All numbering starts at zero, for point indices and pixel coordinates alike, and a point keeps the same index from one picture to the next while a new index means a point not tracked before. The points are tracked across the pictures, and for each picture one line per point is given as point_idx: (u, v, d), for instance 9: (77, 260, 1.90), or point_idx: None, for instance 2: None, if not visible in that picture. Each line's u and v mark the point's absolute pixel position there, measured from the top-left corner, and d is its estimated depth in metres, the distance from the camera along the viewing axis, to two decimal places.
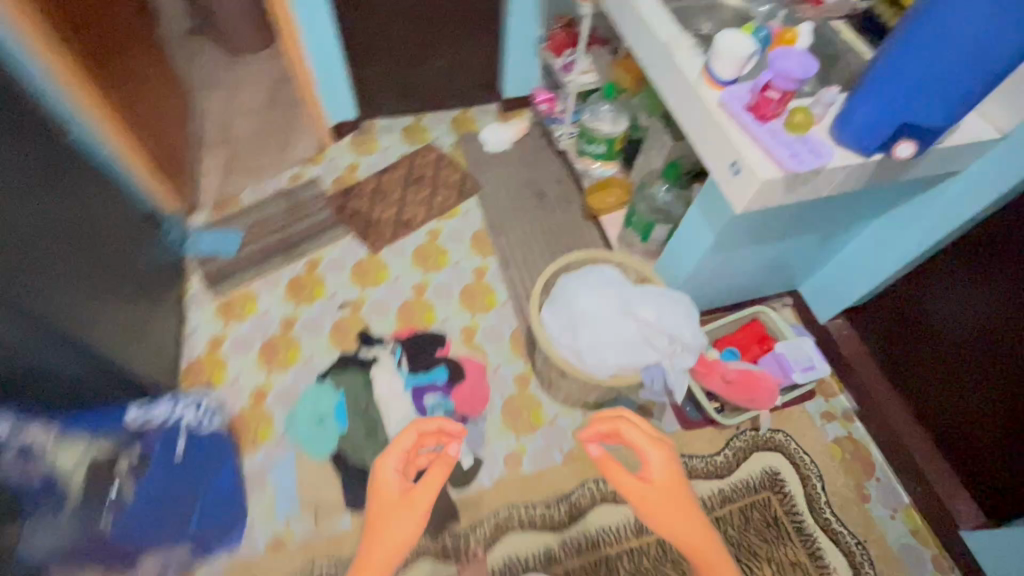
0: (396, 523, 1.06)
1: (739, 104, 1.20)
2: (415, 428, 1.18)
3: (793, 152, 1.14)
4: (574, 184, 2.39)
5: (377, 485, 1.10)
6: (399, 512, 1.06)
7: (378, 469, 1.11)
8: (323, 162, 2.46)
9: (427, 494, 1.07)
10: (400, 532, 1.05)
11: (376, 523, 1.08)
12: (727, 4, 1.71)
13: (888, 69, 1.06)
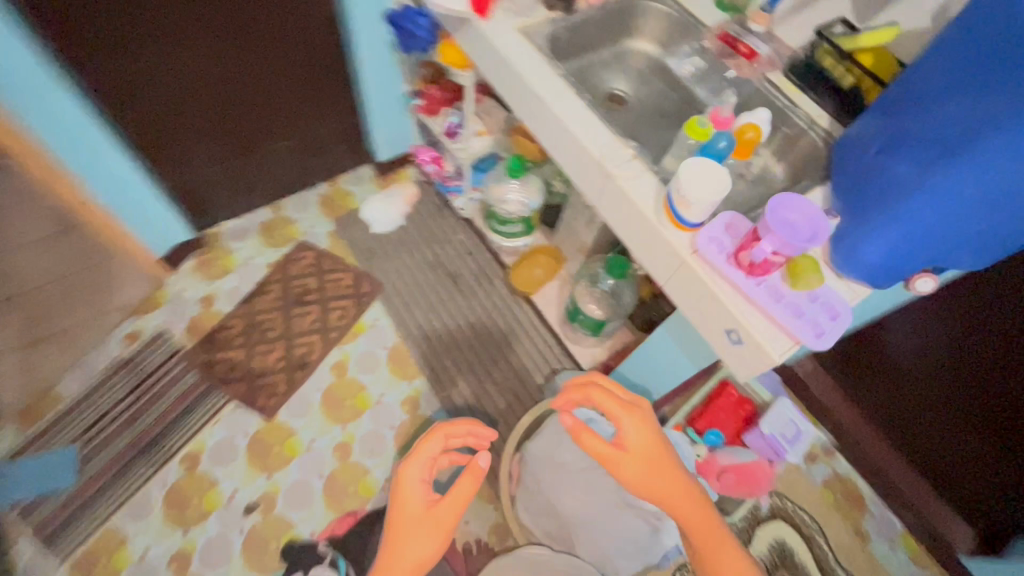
0: (406, 550, 0.95)
1: (723, 256, 0.92)
2: (441, 430, 1.02)
3: (802, 319, 0.88)
4: (490, 255, 2.01)
5: (415, 456, 1.00)
6: (417, 530, 0.96)
7: (403, 480, 0.98)
8: (163, 303, 1.86)
9: (452, 503, 0.97)
10: (421, 544, 0.95)
11: (396, 531, 0.97)
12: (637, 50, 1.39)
13: (901, 209, 0.84)
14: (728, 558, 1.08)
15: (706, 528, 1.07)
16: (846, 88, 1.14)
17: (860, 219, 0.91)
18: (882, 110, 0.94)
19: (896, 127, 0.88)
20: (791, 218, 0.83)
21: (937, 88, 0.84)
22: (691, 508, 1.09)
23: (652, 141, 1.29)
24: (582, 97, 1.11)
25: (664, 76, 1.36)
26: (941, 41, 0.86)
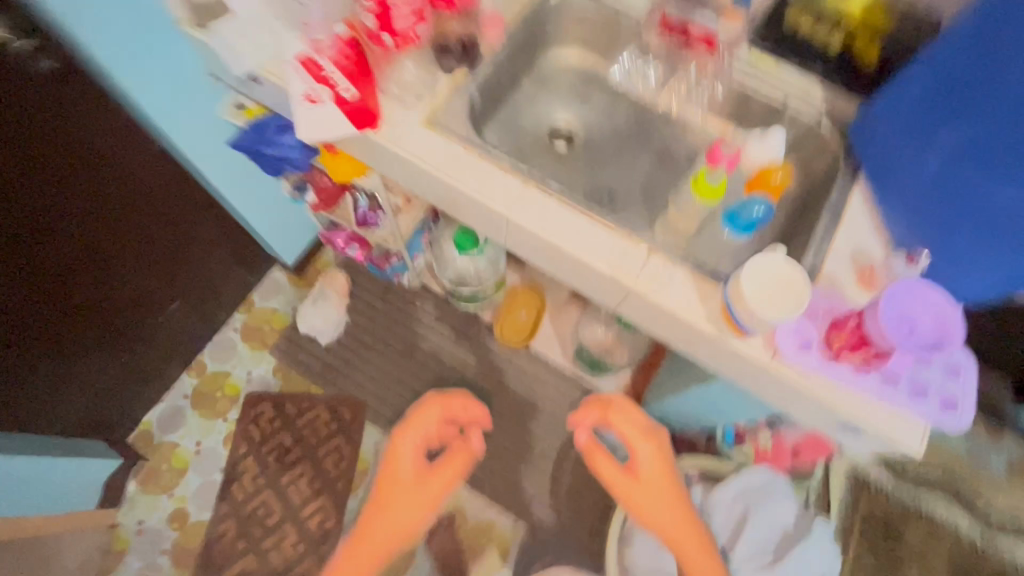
0: (373, 544, 0.94)
1: (816, 354, 0.75)
2: (439, 400, 1.06)
3: (928, 399, 0.73)
4: (467, 318, 1.72)
5: (395, 455, 0.99)
6: (393, 511, 0.95)
7: (402, 438, 1.00)
8: (132, 542, 1.55)
9: (441, 482, 0.98)
10: (405, 516, 0.95)
11: (381, 500, 0.97)
12: (563, 65, 1.11)
13: (1020, 236, 0.71)
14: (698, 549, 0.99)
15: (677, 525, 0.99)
16: (834, 56, 0.96)
17: (923, 244, 0.82)
18: (936, 95, 0.79)
19: (964, 133, 0.75)
20: (910, 311, 0.67)
21: (1013, 87, 0.69)
22: (666, 515, 0.99)
23: (630, 179, 1.05)
24: (549, 190, 0.85)
25: (606, 86, 1.10)
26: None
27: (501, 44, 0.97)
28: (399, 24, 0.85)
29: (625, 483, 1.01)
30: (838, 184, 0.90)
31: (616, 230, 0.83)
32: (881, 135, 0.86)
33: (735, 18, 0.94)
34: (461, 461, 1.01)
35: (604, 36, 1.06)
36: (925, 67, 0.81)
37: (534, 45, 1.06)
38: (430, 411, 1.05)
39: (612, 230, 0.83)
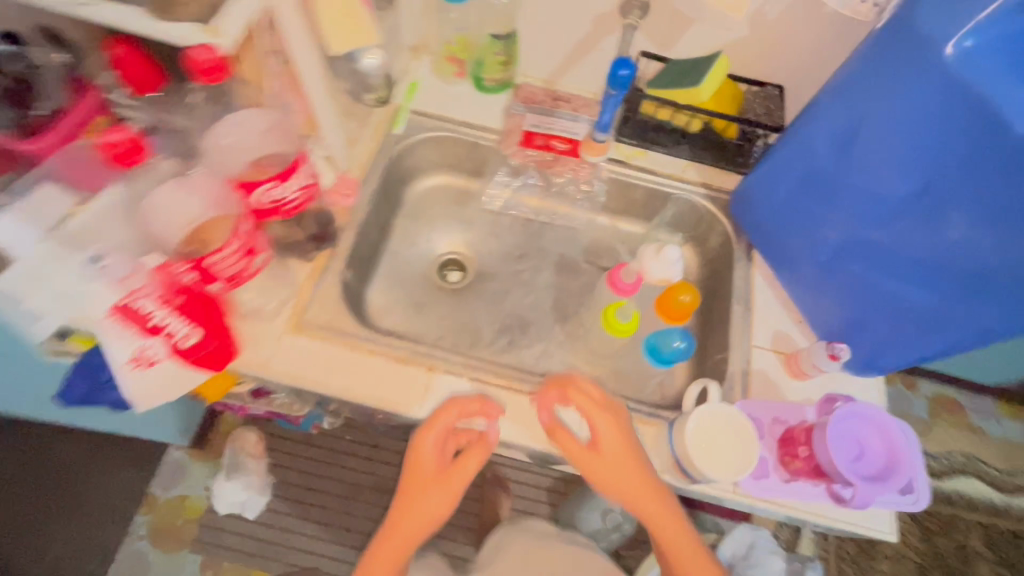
0: (391, 554, 0.71)
1: (774, 479, 0.71)
2: (458, 406, 0.71)
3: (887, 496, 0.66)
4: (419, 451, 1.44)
5: (416, 466, 0.71)
6: (405, 539, 0.71)
7: (422, 455, 0.71)
8: None
9: (443, 502, 0.70)
10: (433, 510, 0.70)
11: (411, 490, 0.71)
12: (432, 192, 1.04)
13: (930, 319, 0.69)
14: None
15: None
16: (696, 131, 0.94)
17: (837, 329, 0.80)
18: (806, 182, 0.76)
19: (851, 228, 0.72)
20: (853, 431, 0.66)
21: (891, 190, 0.66)
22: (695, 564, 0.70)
23: (538, 298, 0.98)
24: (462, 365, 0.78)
25: (483, 203, 1.04)
26: (912, 87, 0.60)
27: (360, 200, 0.88)
28: (225, 269, 0.67)
29: (630, 488, 0.68)
30: (737, 265, 0.90)
31: (542, 394, 0.77)
32: (767, 219, 0.84)
33: (596, 149, 0.93)
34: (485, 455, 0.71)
35: (468, 155, 1.00)
36: (794, 155, 0.77)
37: (395, 182, 0.98)
38: (446, 427, 0.71)
39: (538, 395, 0.77)
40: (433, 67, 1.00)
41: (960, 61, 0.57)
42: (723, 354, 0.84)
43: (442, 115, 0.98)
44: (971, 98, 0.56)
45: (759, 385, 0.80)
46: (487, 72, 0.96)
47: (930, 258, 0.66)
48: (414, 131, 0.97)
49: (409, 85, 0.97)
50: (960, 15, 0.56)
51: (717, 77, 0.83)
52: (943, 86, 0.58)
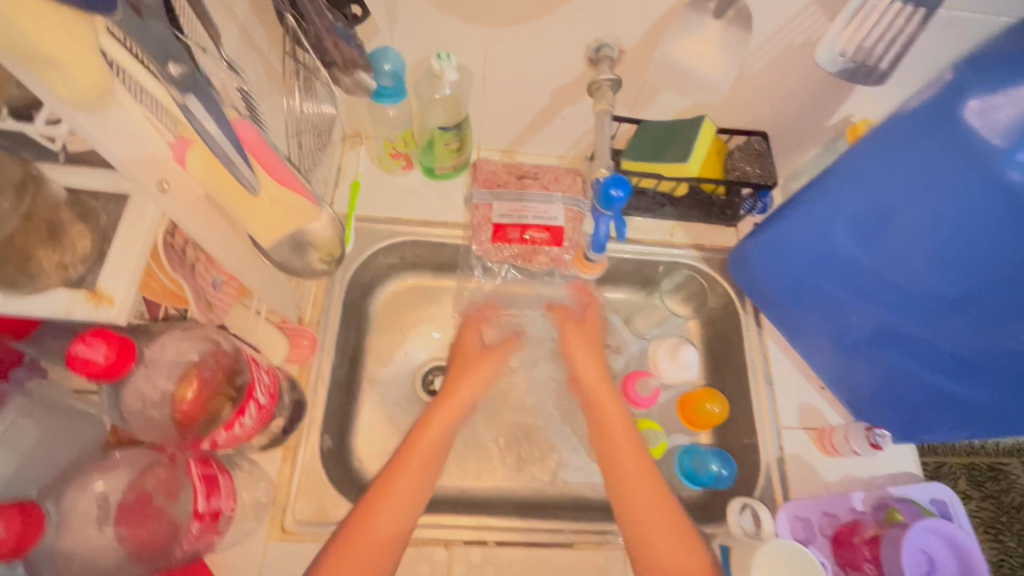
0: (393, 497, 0.63)
1: None
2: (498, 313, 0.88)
3: None
4: None
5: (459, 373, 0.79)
6: (406, 485, 0.65)
7: (453, 386, 0.77)
8: None
9: (439, 441, 0.71)
10: (443, 429, 0.71)
11: (422, 427, 0.71)
12: (398, 297, 0.90)
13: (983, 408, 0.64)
14: (666, 528, 0.62)
15: (636, 483, 0.65)
16: (682, 193, 0.84)
17: (865, 399, 0.74)
18: (827, 266, 0.68)
19: (880, 319, 0.66)
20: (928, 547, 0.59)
21: (932, 292, 0.59)
22: (631, 463, 0.67)
23: (541, 399, 0.88)
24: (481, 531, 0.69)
25: (459, 297, 0.92)
26: (970, 199, 0.52)
27: (321, 346, 0.75)
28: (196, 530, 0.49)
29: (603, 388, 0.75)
30: (747, 332, 0.84)
31: (575, 549, 0.69)
32: (777, 291, 0.77)
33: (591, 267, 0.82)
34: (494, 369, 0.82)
35: (431, 251, 0.87)
36: (802, 236, 0.68)
37: (356, 301, 0.84)
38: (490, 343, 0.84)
39: (570, 549, 0.69)
40: (373, 157, 0.85)
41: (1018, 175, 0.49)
42: (751, 440, 0.78)
43: (394, 216, 0.84)
44: None
45: (795, 472, 0.75)
46: (438, 161, 0.82)
47: (980, 357, 0.60)
48: (366, 241, 0.83)
49: (350, 187, 0.83)
50: (1005, 120, 0.48)
51: (704, 147, 0.74)
52: (995, 195, 0.51)
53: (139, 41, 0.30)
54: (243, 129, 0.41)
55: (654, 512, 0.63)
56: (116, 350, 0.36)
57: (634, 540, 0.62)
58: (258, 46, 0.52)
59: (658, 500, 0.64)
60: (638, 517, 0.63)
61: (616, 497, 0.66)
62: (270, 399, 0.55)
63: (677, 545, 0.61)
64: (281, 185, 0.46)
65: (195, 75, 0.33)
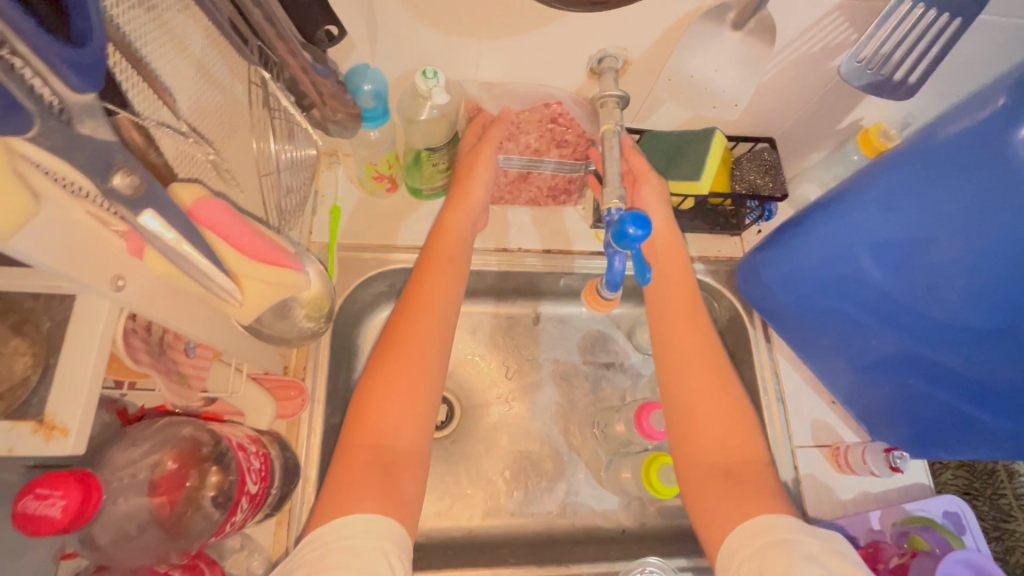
0: (390, 394, 0.55)
1: None
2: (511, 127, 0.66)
3: None
4: None
5: (462, 201, 0.66)
6: (406, 381, 0.55)
7: (443, 229, 0.65)
8: None
9: (448, 321, 0.60)
10: (444, 300, 0.60)
11: (418, 295, 0.60)
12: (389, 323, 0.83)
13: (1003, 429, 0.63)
14: (717, 416, 0.58)
15: (693, 371, 0.60)
16: (688, 207, 0.79)
17: (877, 414, 0.73)
18: (842, 289, 0.66)
19: (904, 346, 0.64)
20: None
21: (961, 321, 0.57)
22: (692, 350, 0.61)
23: (546, 425, 0.83)
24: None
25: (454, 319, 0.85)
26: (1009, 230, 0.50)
27: (311, 396, 0.68)
28: None
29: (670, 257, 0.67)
30: (757, 347, 0.80)
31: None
32: (793, 312, 0.74)
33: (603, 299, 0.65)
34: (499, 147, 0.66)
35: None
36: (820, 258, 0.65)
37: (343, 337, 0.77)
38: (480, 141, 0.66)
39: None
40: (353, 177, 0.78)
41: None
42: (765, 461, 0.75)
43: (380, 243, 0.77)
44: None
45: (812, 492, 0.73)
46: (426, 184, 0.75)
47: (1006, 388, 0.60)
48: (351, 271, 0.76)
49: (329, 213, 0.75)
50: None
51: (716, 161, 0.69)
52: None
53: (65, 152, 0.26)
54: (203, 211, 0.35)
55: (709, 399, 0.59)
56: (76, 498, 0.32)
57: (680, 429, 0.59)
58: (222, 85, 0.44)
59: (715, 387, 0.59)
60: (690, 401, 0.59)
61: (667, 379, 0.61)
62: (260, 485, 0.48)
63: (726, 436, 0.57)
64: (257, 262, 0.38)
65: (148, 181, 0.30)
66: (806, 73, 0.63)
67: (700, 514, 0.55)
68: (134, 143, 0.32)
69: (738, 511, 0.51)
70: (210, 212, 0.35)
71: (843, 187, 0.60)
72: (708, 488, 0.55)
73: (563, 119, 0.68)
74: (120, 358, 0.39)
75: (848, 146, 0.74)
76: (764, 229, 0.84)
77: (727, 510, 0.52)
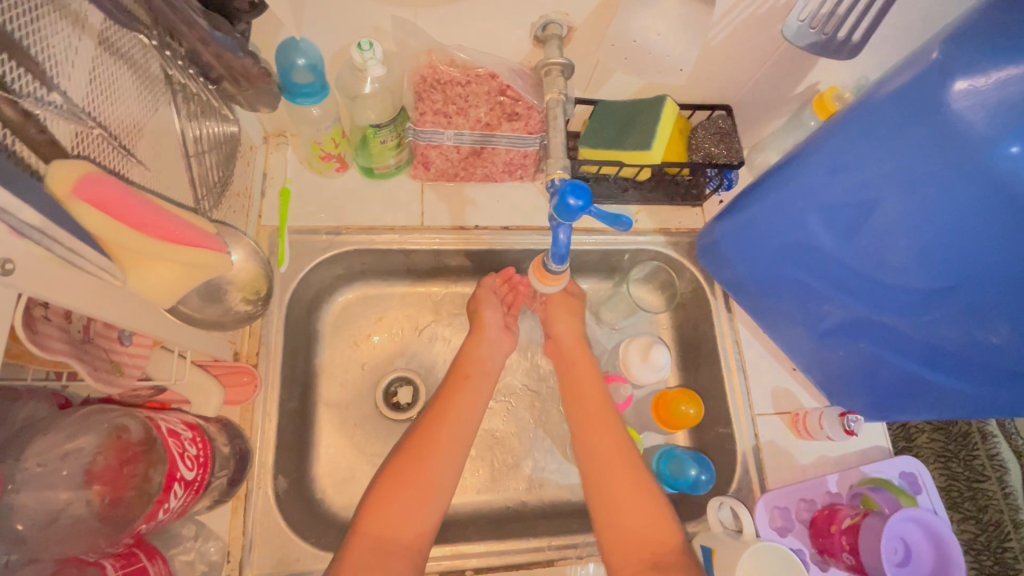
0: (393, 498, 0.60)
1: (814, 569, 0.68)
2: (458, 86, 0.63)
3: None
4: None
5: (477, 332, 0.74)
6: (406, 496, 0.60)
7: (468, 357, 0.72)
8: None
9: (462, 433, 0.65)
10: (465, 415, 0.66)
11: (439, 410, 0.66)
12: (349, 308, 0.82)
13: (954, 391, 0.64)
14: (642, 511, 0.62)
15: (614, 465, 0.65)
16: (646, 177, 0.77)
17: (838, 381, 0.72)
18: (797, 257, 0.65)
19: (856, 310, 0.64)
20: (903, 531, 0.60)
21: (911, 285, 0.57)
22: (604, 442, 0.66)
23: (510, 403, 0.83)
24: (457, 555, 0.68)
25: (416, 301, 0.84)
26: (949, 189, 0.49)
27: (265, 381, 0.68)
28: None
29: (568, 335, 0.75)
30: (718, 318, 0.80)
31: (557, 564, 0.69)
32: (748, 280, 0.74)
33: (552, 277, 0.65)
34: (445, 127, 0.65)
35: (379, 258, 0.79)
36: (775, 227, 0.64)
37: (300, 321, 0.76)
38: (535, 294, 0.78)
39: (551, 567, 0.69)
40: (302, 158, 0.76)
41: (1002, 166, 0.46)
42: (726, 430, 0.76)
43: (333, 224, 0.75)
44: (1008, 200, 0.47)
45: (771, 459, 0.74)
46: (375, 162, 0.73)
47: (959, 348, 0.60)
48: (303, 255, 0.74)
49: (279, 195, 0.74)
50: (996, 107, 0.44)
51: (667, 131, 0.68)
52: (982, 189, 0.48)
53: None
54: (85, 190, 0.33)
55: (629, 498, 0.63)
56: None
57: (608, 527, 0.62)
58: (133, 61, 0.42)
59: (641, 489, 0.63)
60: (614, 503, 0.63)
61: (588, 469, 0.66)
62: (199, 471, 0.48)
63: (648, 525, 0.61)
64: (164, 243, 0.37)
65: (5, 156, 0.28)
66: (754, 37, 0.62)
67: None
68: (9, 117, 0.31)
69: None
70: (94, 187, 0.33)
71: (794, 154, 0.58)
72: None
73: (511, 92, 0.64)
74: (28, 351, 0.38)
75: (805, 112, 0.73)
76: (725, 199, 0.83)
77: None
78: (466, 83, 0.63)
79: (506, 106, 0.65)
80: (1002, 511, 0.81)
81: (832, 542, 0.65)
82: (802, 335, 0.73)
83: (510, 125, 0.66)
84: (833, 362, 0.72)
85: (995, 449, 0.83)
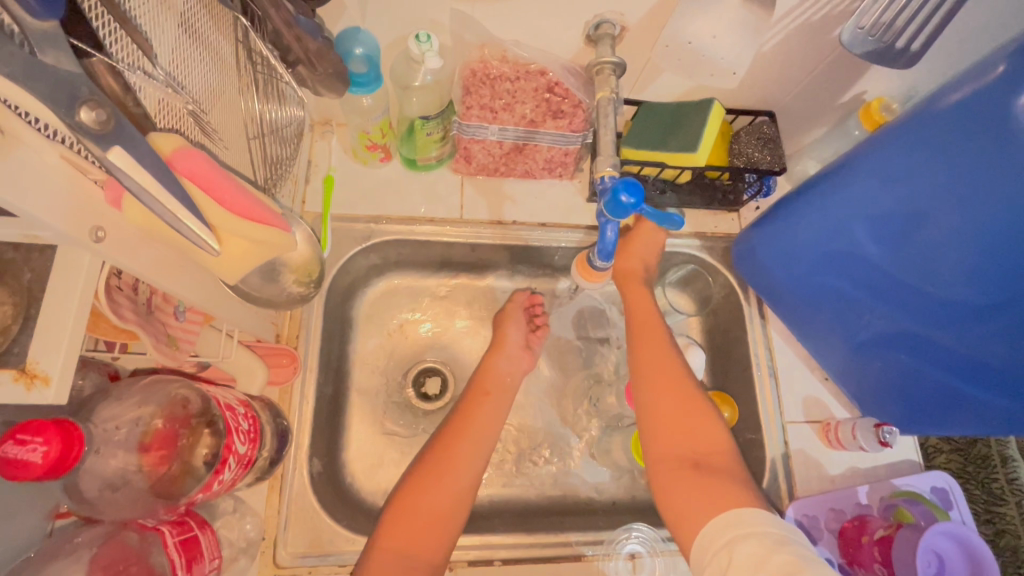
0: (427, 480, 0.62)
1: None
2: (506, 80, 0.64)
3: None
4: None
5: (497, 346, 0.75)
6: (446, 476, 0.62)
7: (488, 370, 0.72)
8: None
9: (484, 442, 0.66)
10: (481, 425, 0.66)
11: (462, 422, 0.66)
12: (383, 297, 0.83)
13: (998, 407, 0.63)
14: (686, 418, 0.59)
15: (664, 371, 0.62)
16: (685, 180, 0.76)
17: (873, 393, 0.72)
18: (836, 265, 0.66)
19: (897, 320, 0.64)
20: (938, 545, 0.60)
21: (956, 295, 0.57)
22: (654, 352, 0.64)
23: (538, 399, 0.83)
24: (485, 546, 0.69)
25: (449, 293, 0.84)
26: (996, 204, 0.49)
27: (304, 363, 0.69)
28: None
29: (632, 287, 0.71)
30: (751, 324, 0.80)
31: (584, 560, 0.69)
32: (786, 289, 0.74)
33: (595, 274, 0.65)
34: (493, 122, 0.66)
35: (417, 248, 0.79)
36: (816, 236, 0.65)
37: (337, 308, 0.77)
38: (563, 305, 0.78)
39: (578, 561, 0.69)
40: (347, 148, 0.77)
41: None
42: (755, 436, 0.76)
43: (374, 213, 0.76)
44: None
45: (801, 467, 0.74)
46: (418, 154, 0.74)
47: (1004, 364, 0.59)
48: (344, 242, 0.76)
49: (322, 183, 0.75)
50: None
51: (712, 135, 0.68)
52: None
53: (29, 86, 0.25)
54: (181, 161, 0.35)
55: (675, 401, 0.60)
56: (58, 444, 0.32)
57: (653, 430, 0.59)
58: (209, 44, 0.43)
59: (688, 397, 0.60)
60: (656, 408, 0.60)
61: (639, 375, 0.63)
62: (251, 446, 0.49)
63: (693, 432, 0.58)
64: (239, 219, 0.38)
65: (118, 118, 0.29)
66: (807, 43, 0.62)
67: (671, 513, 0.54)
68: (111, 90, 0.32)
69: (715, 497, 0.52)
70: (188, 159, 0.35)
71: (836, 164, 0.59)
72: (677, 480, 0.55)
73: (558, 88, 0.65)
74: (103, 315, 0.39)
75: (850, 122, 0.72)
76: (762, 206, 0.83)
77: (702, 496, 0.52)
78: (516, 79, 0.64)
79: (552, 103, 0.65)
80: (1019, 537, 0.80)
81: (863, 551, 0.65)
82: (839, 345, 0.73)
83: (557, 122, 0.67)
84: (869, 373, 0.71)
85: (1015, 472, 0.82)
